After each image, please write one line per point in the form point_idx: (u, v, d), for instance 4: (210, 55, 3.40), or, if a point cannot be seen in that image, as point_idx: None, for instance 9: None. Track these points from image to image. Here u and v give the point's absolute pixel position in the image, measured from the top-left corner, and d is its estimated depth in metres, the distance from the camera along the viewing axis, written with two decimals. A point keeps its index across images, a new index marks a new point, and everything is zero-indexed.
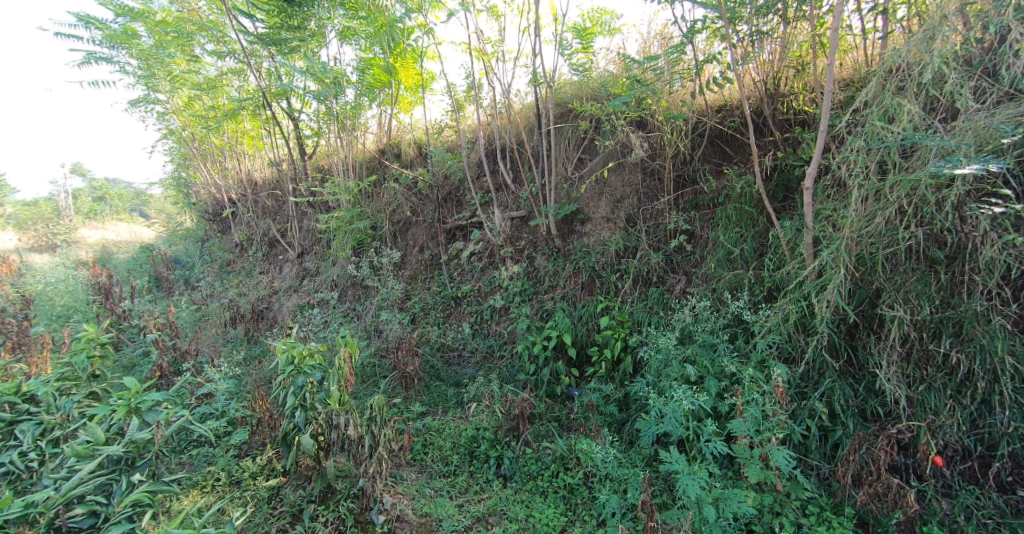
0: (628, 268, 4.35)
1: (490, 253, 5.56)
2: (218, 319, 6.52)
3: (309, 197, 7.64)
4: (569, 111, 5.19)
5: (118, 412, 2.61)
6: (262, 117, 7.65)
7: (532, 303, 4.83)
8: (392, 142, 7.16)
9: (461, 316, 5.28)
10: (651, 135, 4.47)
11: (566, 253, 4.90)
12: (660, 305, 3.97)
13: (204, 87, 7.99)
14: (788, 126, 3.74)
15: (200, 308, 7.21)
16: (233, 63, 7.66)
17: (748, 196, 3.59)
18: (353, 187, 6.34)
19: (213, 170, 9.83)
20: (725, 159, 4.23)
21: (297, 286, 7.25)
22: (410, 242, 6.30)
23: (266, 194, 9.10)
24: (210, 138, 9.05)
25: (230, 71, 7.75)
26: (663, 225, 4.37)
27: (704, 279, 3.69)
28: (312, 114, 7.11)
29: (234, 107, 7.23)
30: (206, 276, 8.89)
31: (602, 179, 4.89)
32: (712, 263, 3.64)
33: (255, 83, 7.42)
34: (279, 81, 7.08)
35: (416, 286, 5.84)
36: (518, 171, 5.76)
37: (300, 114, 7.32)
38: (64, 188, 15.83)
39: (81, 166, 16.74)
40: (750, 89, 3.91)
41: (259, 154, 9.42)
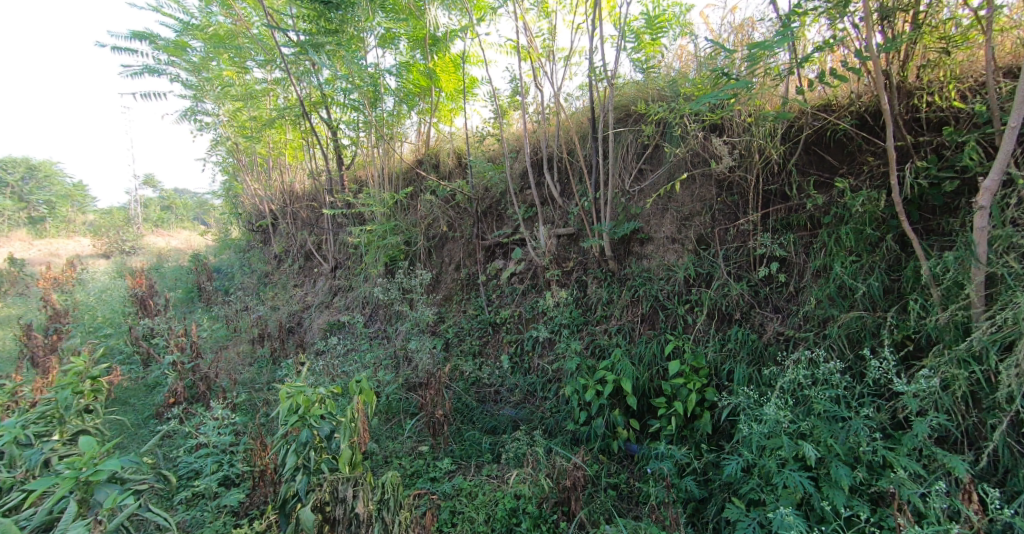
0: (700, 300, 3.73)
1: (533, 275, 4.95)
2: (243, 334, 6.14)
3: (346, 210, 7.25)
4: (629, 116, 4.58)
5: (60, 489, 2.06)
6: (301, 128, 7.32)
7: (582, 335, 4.19)
8: (430, 152, 6.66)
9: (500, 345, 4.67)
10: (730, 143, 3.80)
11: (625, 279, 4.28)
12: (748, 349, 3.29)
13: (244, 96, 7.73)
14: (918, 128, 2.96)
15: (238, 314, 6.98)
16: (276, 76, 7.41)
17: (871, 217, 2.98)
18: (388, 199, 5.85)
19: (254, 182, 9.63)
20: (825, 172, 3.56)
21: (329, 301, 6.83)
22: (445, 260, 5.76)
23: (301, 205, 8.77)
24: (253, 148, 8.84)
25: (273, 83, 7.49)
26: (746, 249, 3.70)
27: (816, 323, 3.13)
28: (350, 124, 6.71)
29: (272, 117, 6.90)
30: (242, 285, 8.64)
31: (668, 194, 4.26)
32: (823, 300, 3.11)
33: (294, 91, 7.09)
34: (319, 91, 6.72)
35: (451, 308, 5.29)
36: (567, 183, 5.15)
37: (335, 124, 6.93)
38: (133, 197, 16.33)
39: (151, 180, 17.26)
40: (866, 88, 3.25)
41: (298, 165, 9.10)
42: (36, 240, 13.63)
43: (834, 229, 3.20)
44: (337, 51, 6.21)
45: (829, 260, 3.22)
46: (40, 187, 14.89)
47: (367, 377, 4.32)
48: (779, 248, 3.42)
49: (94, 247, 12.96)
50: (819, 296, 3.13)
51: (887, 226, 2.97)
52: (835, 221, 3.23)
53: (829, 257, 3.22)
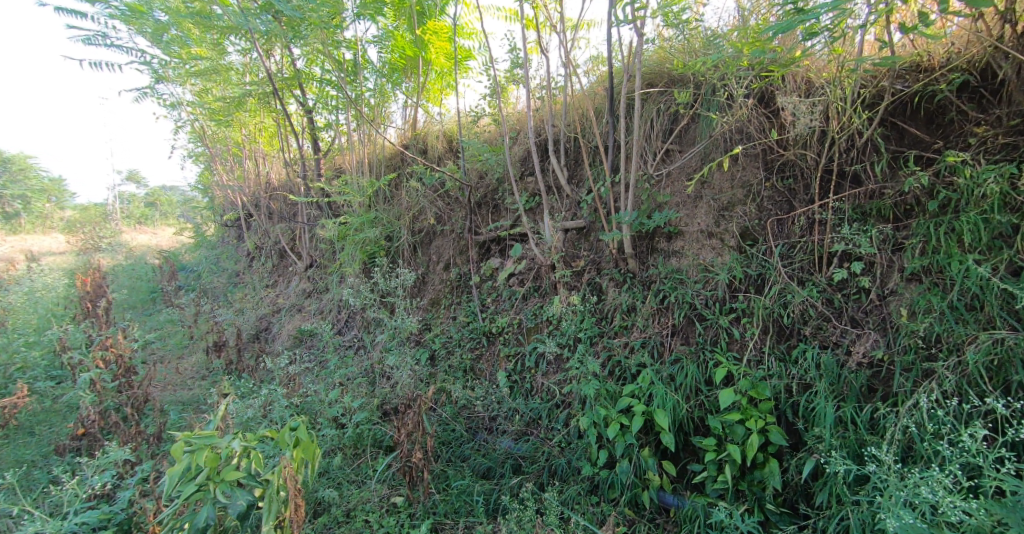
0: (749, 309, 3.12)
1: (537, 276, 4.17)
2: (182, 336, 5.10)
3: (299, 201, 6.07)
4: (654, 86, 3.92)
5: None
6: (289, 115, 5.54)
7: (598, 350, 3.48)
8: (411, 136, 5.58)
9: (495, 359, 3.88)
10: (788, 114, 3.34)
11: (649, 282, 3.60)
12: (830, 378, 2.66)
13: (190, 81, 5.84)
14: None
15: (171, 309, 5.79)
16: (252, 50, 5.32)
17: (999, 198, 2.55)
18: (366, 186, 4.97)
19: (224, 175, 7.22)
20: (908, 143, 3.26)
21: (282, 297, 5.66)
22: (433, 257, 4.92)
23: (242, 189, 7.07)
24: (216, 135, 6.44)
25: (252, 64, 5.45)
26: (806, 245, 3.16)
27: (930, 344, 2.57)
28: (328, 103, 5.38)
29: (233, 98, 5.44)
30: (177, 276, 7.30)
31: (703, 178, 3.70)
32: (933, 313, 2.62)
33: (247, 66, 5.51)
34: (290, 68, 5.36)
35: (438, 315, 4.48)
36: (576, 169, 4.43)
37: (303, 109, 5.58)
38: (112, 193, 15.16)
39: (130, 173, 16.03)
40: (977, 36, 3.00)
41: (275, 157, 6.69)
42: (7, 236, 12.59)
43: (942, 220, 2.75)
44: (314, 20, 4.68)
45: (934, 265, 2.73)
46: (15, 180, 13.65)
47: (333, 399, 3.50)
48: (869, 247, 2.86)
49: (61, 242, 11.86)
50: (922, 306, 2.66)
51: (1021, 213, 2.52)
52: (940, 211, 2.79)
53: (930, 261, 2.74)
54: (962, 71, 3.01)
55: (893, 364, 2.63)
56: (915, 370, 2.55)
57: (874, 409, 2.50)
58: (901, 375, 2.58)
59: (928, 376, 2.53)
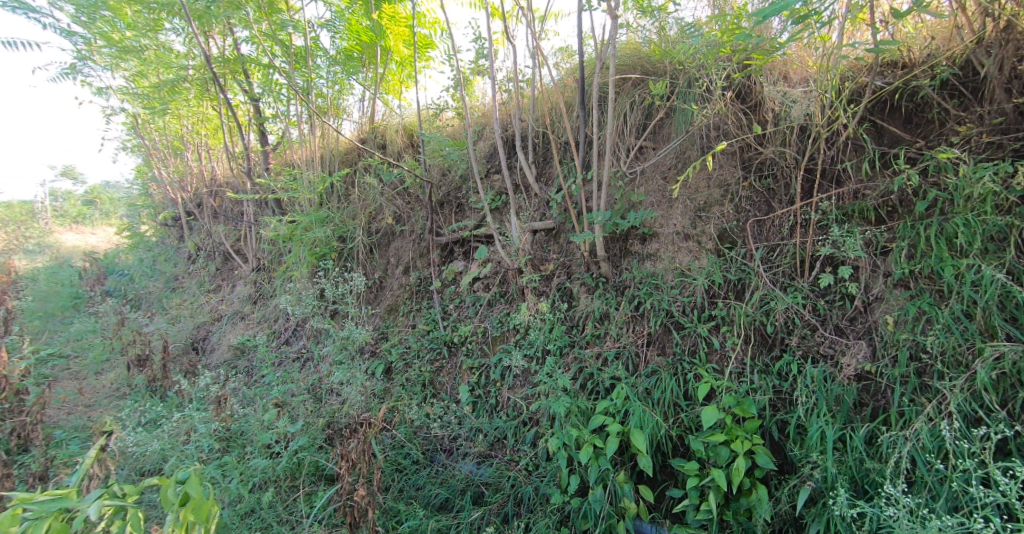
0: (729, 316, 2.91)
1: (503, 281, 3.87)
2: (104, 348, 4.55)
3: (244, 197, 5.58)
4: (627, 79, 3.70)
5: None
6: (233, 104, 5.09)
7: (568, 363, 3.21)
8: (369, 130, 5.21)
9: (457, 372, 3.55)
10: (767, 108, 3.19)
11: (623, 287, 3.36)
12: (818, 392, 2.46)
13: (121, 65, 5.29)
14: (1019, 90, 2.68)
15: (95, 317, 5.20)
16: (191, 32, 4.85)
17: (990, 197, 2.36)
18: (317, 182, 4.56)
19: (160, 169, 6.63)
20: (887, 142, 3.10)
21: (224, 303, 5.16)
22: (391, 260, 4.53)
23: (181, 185, 6.48)
24: (153, 126, 5.85)
25: (191, 47, 4.97)
26: (787, 248, 2.96)
27: (923, 355, 2.38)
28: (273, 92, 4.93)
29: (166, 83, 4.93)
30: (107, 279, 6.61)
31: (678, 177, 3.49)
32: (923, 321, 2.44)
33: (181, 50, 5.00)
34: (234, 52, 4.91)
35: (396, 323, 4.11)
36: (545, 166, 4.17)
37: (247, 99, 5.12)
38: (45, 189, 14.04)
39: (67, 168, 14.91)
40: (958, 31, 2.83)
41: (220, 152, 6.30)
42: None
43: (928, 221, 2.56)
44: None
45: (922, 269, 2.54)
46: None
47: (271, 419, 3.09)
48: (854, 250, 2.68)
49: None
50: (910, 312, 2.48)
51: (1014, 213, 2.34)
52: (926, 211, 2.62)
53: (917, 264, 2.56)
54: (943, 68, 2.84)
55: (882, 376, 2.45)
56: (906, 382, 2.38)
57: (870, 427, 2.31)
58: (892, 389, 2.40)
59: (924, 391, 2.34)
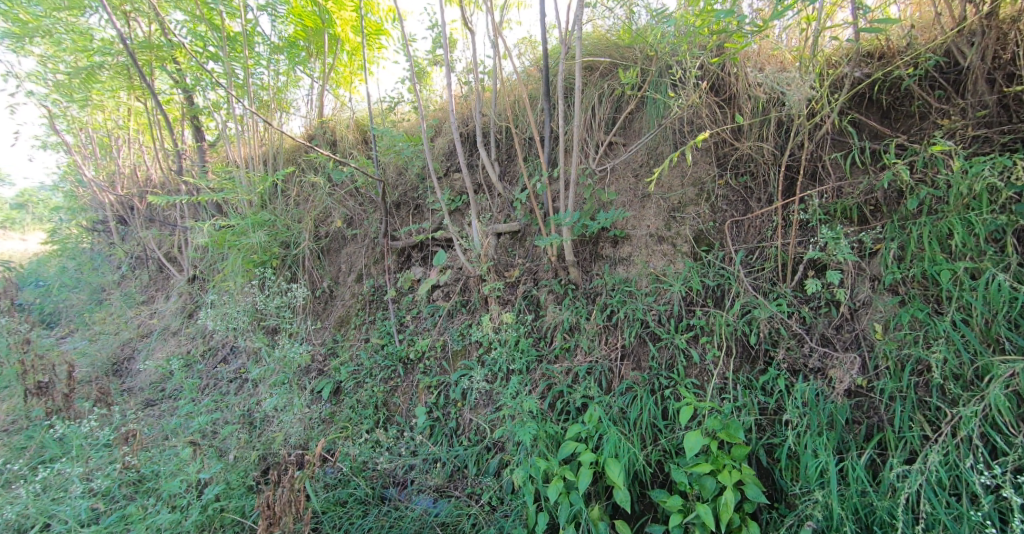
0: (709, 326, 2.67)
1: (464, 289, 3.54)
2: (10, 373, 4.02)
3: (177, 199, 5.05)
4: (595, 69, 3.44)
5: None
6: (162, 96, 4.59)
7: (535, 380, 2.92)
8: (317, 125, 4.79)
9: (413, 392, 3.20)
10: (742, 100, 2.97)
11: (594, 295, 3.09)
12: (809, 411, 2.24)
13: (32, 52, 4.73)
14: (1004, 80, 2.51)
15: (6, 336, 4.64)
16: (110, 15, 4.34)
17: (987, 196, 2.16)
18: (257, 184, 4.13)
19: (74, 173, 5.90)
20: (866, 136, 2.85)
21: (156, 317, 4.66)
22: (342, 267, 4.13)
23: (111, 186, 5.89)
24: (74, 122, 5.28)
25: (111, 32, 4.46)
26: (768, 251, 2.74)
27: (919, 368, 2.17)
28: (206, 82, 4.45)
29: (78, 70, 4.37)
30: (24, 292, 5.93)
31: (650, 175, 3.24)
32: (917, 331, 2.23)
33: (97, 31, 4.43)
34: (160, 37, 4.42)
35: (346, 337, 3.72)
36: (509, 164, 3.87)
37: (177, 90, 4.62)
38: None
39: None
40: (939, 16, 2.60)
41: (150, 151, 5.73)
42: None
43: (919, 221, 2.36)
44: None
45: (913, 272, 2.33)
46: None
47: (184, 466, 2.70)
48: (840, 252, 2.46)
49: None
50: (903, 320, 2.28)
51: (1012, 211, 2.14)
52: (913, 211, 2.42)
53: (907, 267, 2.35)
54: (923, 56, 2.61)
55: (876, 391, 2.23)
56: (901, 397, 2.16)
57: (872, 454, 2.12)
58: (887, 406, 2.18)
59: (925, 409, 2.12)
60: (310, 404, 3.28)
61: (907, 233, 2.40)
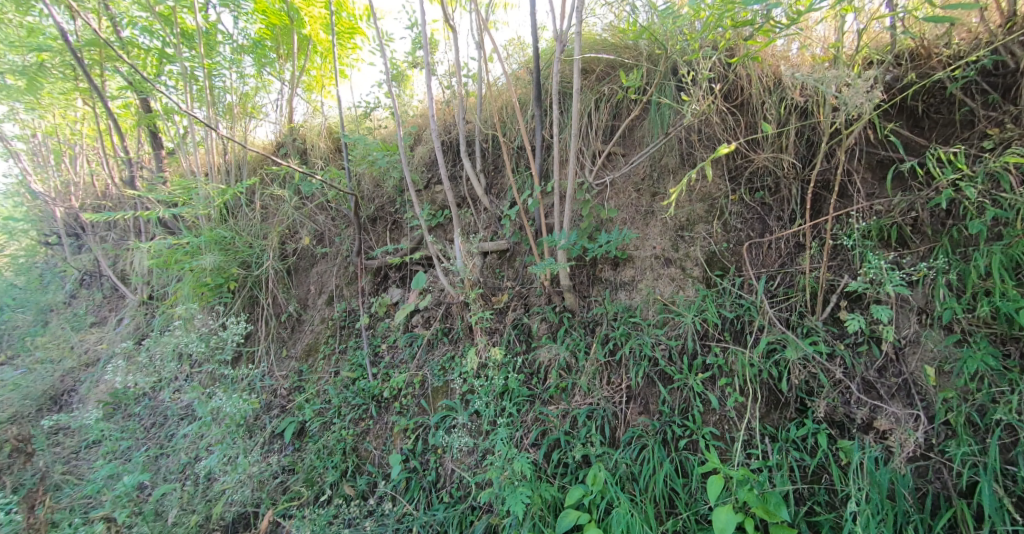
0: (729, 365, 2.31)
1: (446, 315, 3.12)
2: None
3: (128, 210, 4.51)
4: (592, 71, 3.08)
5: None
6: (109, 98, 4.11)
7: (527, 424, 2.54)
8: (286, 132, 4.39)
9: (387, 436, 2.77)
10: (757, 106, 2.64)
11: (593, 324, 2.71)
12: (866, 484, 1.92)
13: None
14: None
15: None
16: (49, 8, 3.86)
17: None
18: (216, 208, 3.65)
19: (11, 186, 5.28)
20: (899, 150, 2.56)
21: (103, 343, 4.15)
22: (311, 288, 3.68)
23: (64, 196, 5.38)
24: (14, 126, 4.75)
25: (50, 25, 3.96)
26: (793, 279, 2.40)
27: (990, 424, 1.89)
28: (163, 84, 4.02)
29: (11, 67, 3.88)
30: None
31: (654, 190, 2.89)
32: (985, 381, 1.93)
33: (34, 24, 3.94)
34: (109, 34, 3.97)
35: (314, 368, 3.25)
36: (496, 175, 3.50)
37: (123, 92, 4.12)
38: None
39: None
40: (985, 12, 2.32)
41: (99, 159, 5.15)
42: None
43: (983, 248, 2.03)
44: None
45: (974, 311, 2.02)
46: None
47: None
48: (889, 285, 2.10)
49: None
50: (969, 368, 1.96)
51: None
52: (968, 235, 2.12)
53: (968, 303, 2.03)
54: (986, 52, 2.28)
55: (953, 461, 1.90)
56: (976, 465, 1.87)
57: None
58: (954, 470, 1.90)
59: (1002, 474, 1.83)
60: (267, 457, 2.81)
61: (965, 263, 2.08)
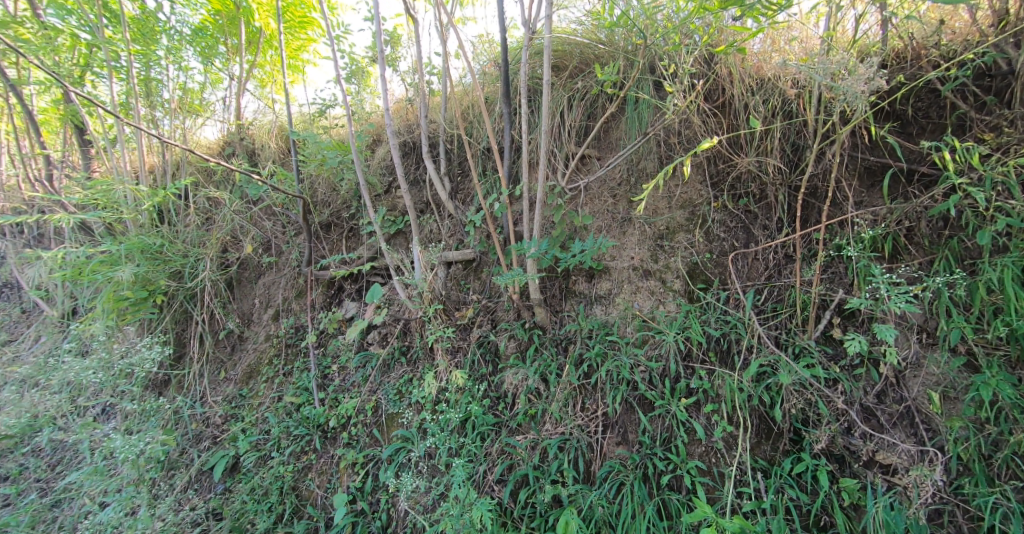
0: (716, 390, 2.09)
1: (405, 331, 2.79)
2: None
3: (37, 211, 3.93)
4: (563, 68, 2.84)
5: None
6: (28, 91, 3.64)
7: (491, 457, 2.25)
8: (234, 130, 4.03)
9: (333, 471, 2.45)
10: (739, 107, 2.43)
11: (566, 343, 2.45)
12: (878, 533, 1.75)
13: None
14: None
15: None
16: None
17: None
18: (146, 219, 3.26)
19: None
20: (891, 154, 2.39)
21: (13, 364, 3.65)
22: (256, 302, 3.32)
23: None
24: None
25: None
26: (782, 293, 2.20)
27: (1007, 457, 1.73)
28: (94, 76, 3.58)
29: None
30: None
31: (632, 195, 2.66)
32: (1000, 408, 1.76)
33: None
34: (28, 17, 3.53)
35: (255, 393, 2.88)
36: (462, 179, 3.22)
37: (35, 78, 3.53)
38: None
39: None
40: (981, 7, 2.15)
41: None
42: None
43: (991, 262, 1.85)
44: None
45: (982, 332, 1.84)
46: None
47: None
48: (892, 302, 1.90)
49: None
50: (981, 397, 1.78)
51: None
52: (971, 246, 1.95)
53: (977, 323, 1.85)
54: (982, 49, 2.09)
55: (967, 500, 1.74)
56: (995, 508, 1.71)
57: None
58: (973, 513, 1.73)
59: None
60: (176, 511, 2.42)
61: (972, 276, 1.89)
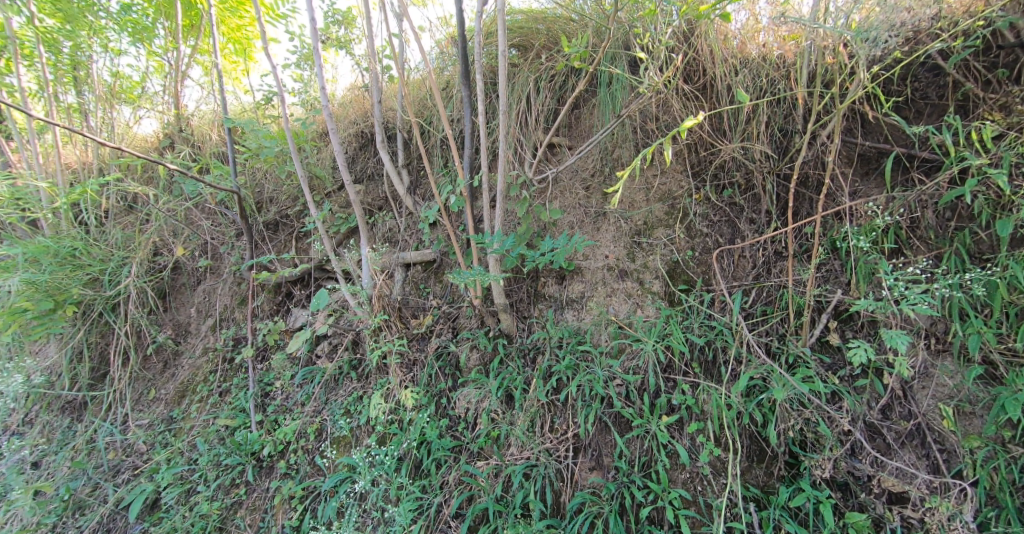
0: (701, 407, 1.84)
1: (355, 342, 2.47)
2: None
3: None
4: (528, 48, 2.56)
5: None
6: None
7: (447, 487, 1.97)
8: (172, 121, 3.63)
9: (268, 506, 2.15)
10: (722, 88, 2.17)
11: (533, 353, 2.17)
12: None
13: None
14: None
15: None
16: None
17: None
18: (64, 222, 2.90)
19: None
20: None
21: None
22: (191, 310, 2.96)
23: None
24: None
25: None
26: (774, 294, 1.95)
27: None
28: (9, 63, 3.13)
29: None
30: None
31: (605, 187, 2.38)
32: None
33: None
34: None
35: (185, 415, 2.55)
36: (420, 171, 2.91)
37: None
38: None
39: None
40: None
41: None
42: None
43: (1009, 257, 1.64)
44: None
45: (1001, 339, 1.64)
46: None
47: None
48: (903, 303, 1.65)
49: None
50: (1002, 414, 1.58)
51: None
52: (983, 239, 1.74)
53: (993, 328, 1.64)
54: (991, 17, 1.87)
55: None
56: None
57: None
58: None
59: None
60: None
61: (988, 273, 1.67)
